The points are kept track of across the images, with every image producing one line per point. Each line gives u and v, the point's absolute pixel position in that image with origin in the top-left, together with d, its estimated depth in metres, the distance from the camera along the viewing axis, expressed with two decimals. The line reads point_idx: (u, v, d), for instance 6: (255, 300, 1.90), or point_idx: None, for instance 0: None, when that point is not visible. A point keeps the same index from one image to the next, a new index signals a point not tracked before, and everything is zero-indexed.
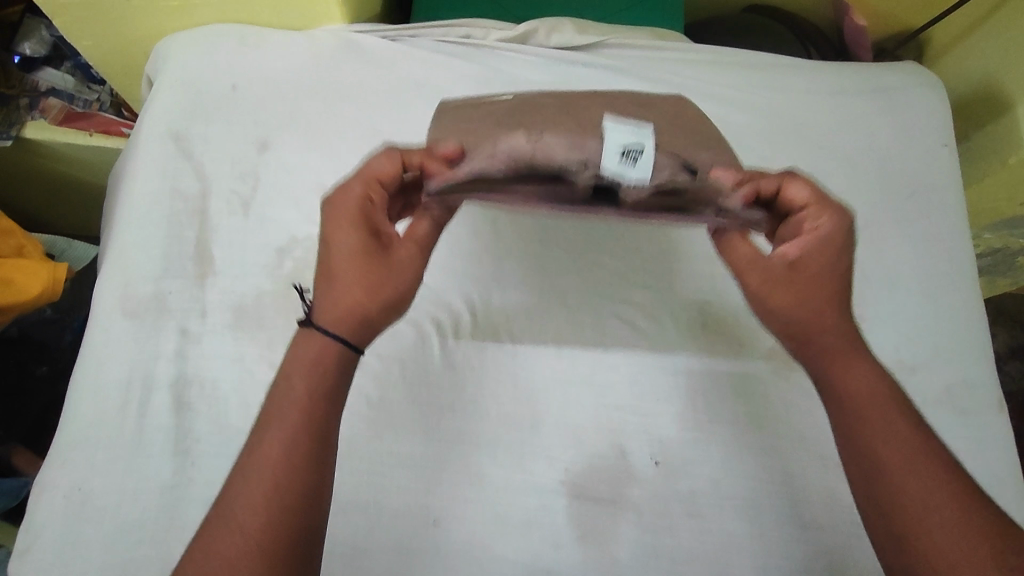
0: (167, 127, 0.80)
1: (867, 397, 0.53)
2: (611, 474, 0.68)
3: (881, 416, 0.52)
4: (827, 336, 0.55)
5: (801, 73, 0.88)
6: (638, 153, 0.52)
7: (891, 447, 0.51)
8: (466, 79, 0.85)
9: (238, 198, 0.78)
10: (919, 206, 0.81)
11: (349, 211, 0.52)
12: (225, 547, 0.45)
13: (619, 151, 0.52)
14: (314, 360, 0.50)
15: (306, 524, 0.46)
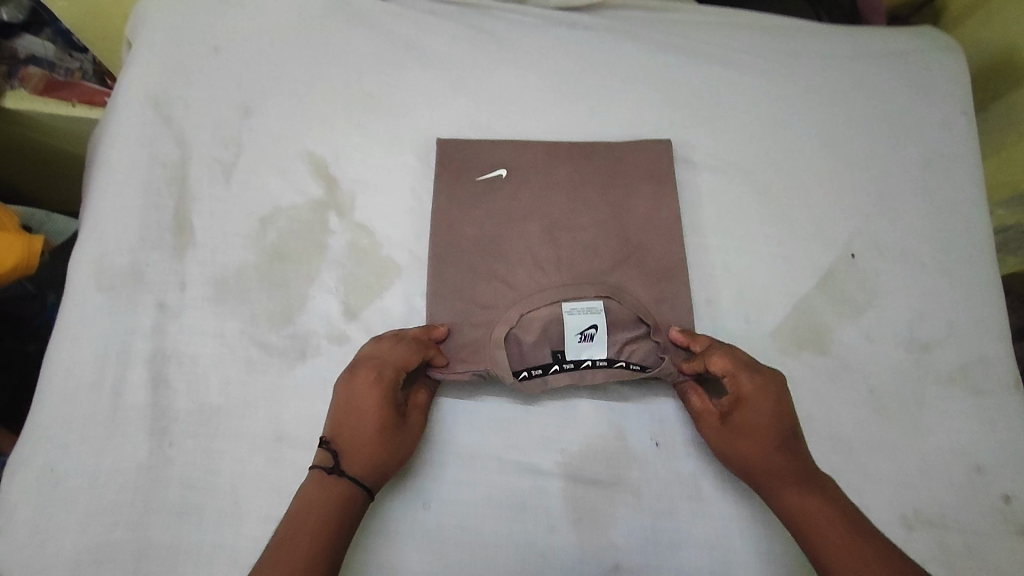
0: (144, 90, 0.76)
1: (821, 519, 0.54)
2: (609, 455, 0.65)
3: (835, 535, 0.52)
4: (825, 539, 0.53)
5: (814, 37, 0.84)
6: (593, 333, 0.65)
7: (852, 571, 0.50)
8: (460, 40, 0.80)
9: (220, 165, 0.73)
10: (935, 178, 0.77)
11: (368, 379, 0.59)
12: None
13: (578, 332, 0.65)
14: (331, 497, 0.53)
15: None
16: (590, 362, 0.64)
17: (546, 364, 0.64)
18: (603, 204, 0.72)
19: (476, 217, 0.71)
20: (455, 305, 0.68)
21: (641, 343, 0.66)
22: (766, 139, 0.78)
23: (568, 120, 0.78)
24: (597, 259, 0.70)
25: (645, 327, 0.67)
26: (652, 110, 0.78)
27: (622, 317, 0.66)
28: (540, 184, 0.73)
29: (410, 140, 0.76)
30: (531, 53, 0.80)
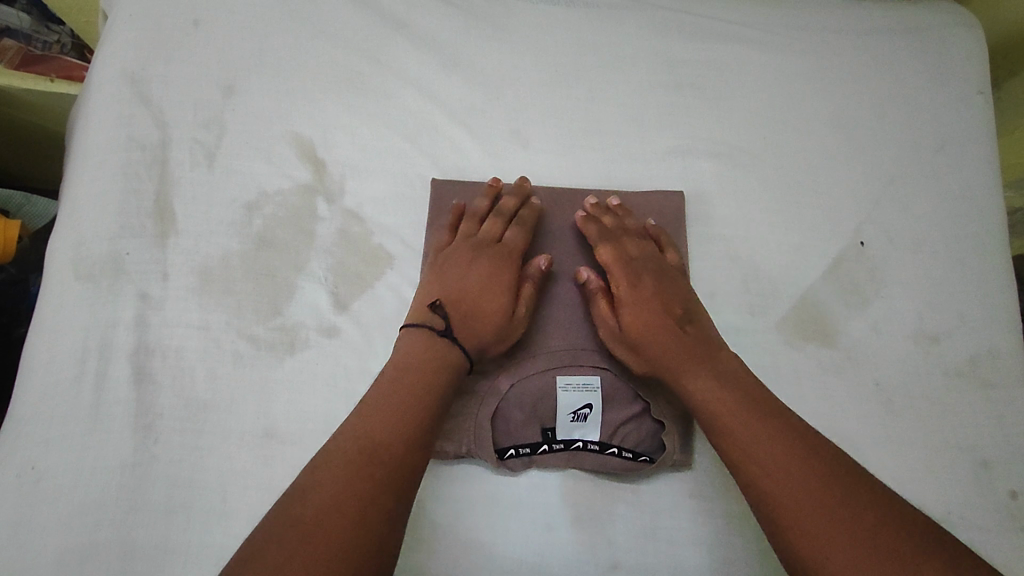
0: (120, 66, 0.71)
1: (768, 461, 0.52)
2: (604, 453, 0.62)
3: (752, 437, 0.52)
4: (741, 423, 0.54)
5: (826, 11, 0.80)
6: (587, 413, 0.62)
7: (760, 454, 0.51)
8: (454, 14, 0.76)
9: (202, 148, 0.69)
10: (948, 161, 0.74)
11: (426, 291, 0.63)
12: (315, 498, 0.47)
13: (571, 411, 0.62)
14: (389, 423, 0.52)
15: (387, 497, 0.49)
16: (582, 443, 0.62)
17: (536, 443, 0.62)
18: (606, 264, 0.68)
19: (474, 269, 0.65)
20: None
21: (636, 423, 0.63)
22: (775, 121, 0.75)
23: (568, 100, 0.74)
24: (597, 323, 0.66)
25: (642, 405, 0.64)
26: (656, 90, 0.75)
27: (619, 394, 0.63)
28: (539, 239, 0.69)
29: (401, 121, 0.72)
30: (529, 28, 0.76)
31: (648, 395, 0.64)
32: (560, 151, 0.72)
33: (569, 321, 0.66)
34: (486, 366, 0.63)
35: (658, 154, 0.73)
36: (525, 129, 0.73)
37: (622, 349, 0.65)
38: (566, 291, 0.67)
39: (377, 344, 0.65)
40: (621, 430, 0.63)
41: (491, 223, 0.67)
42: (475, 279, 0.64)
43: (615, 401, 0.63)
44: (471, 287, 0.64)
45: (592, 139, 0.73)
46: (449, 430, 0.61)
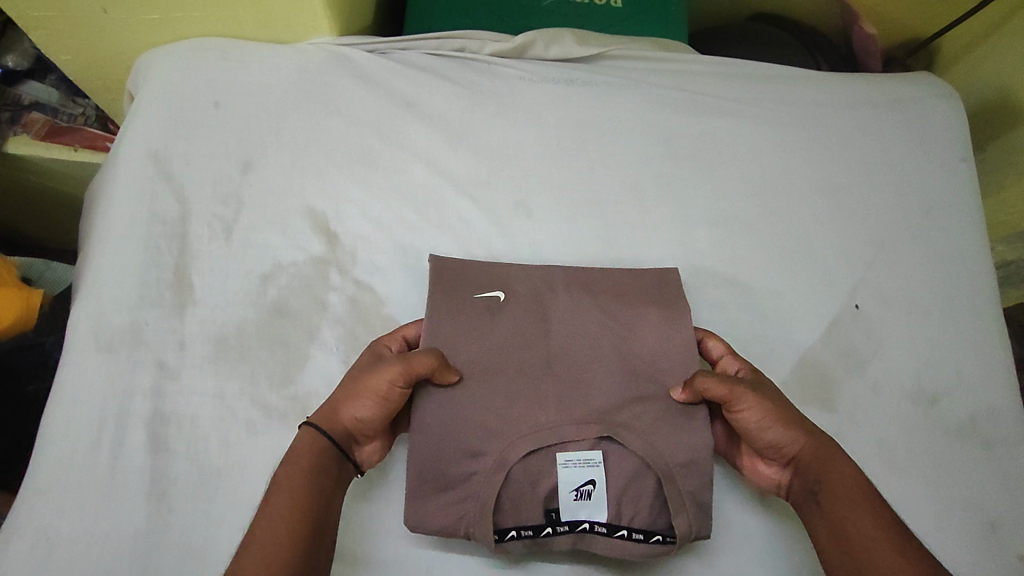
0: (146, 146, 0.76)
1: (844, 488, 0.57)
2: (614, 530, 0.60)
3: (841, 486, 0.57)
4: (829, 474, 0.58)
5: (811, 86, 0.84)
6: (590, 490, 0.60)
7: (837, 480, 0.57)
8: (459, 93, 0.80)
9: (220, 222, 0.73)
10: (936, 225, 0.77)
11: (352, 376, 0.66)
12: (333, 417, 0.60)
13: (572, 489, 0.60)
14: (292, 467, 0.56)
15: (323, 475, 0.57)
16: (587, 525, 0.60)
17: (540, 525, 0.60)
18: (609, 334, 0.67)
19: (324, 456, 0.58)
20: (433, 443, 0.61)
21: (646, 502, 0.61)
22: (766, 189, 0.78)
23: (568, 173, 0.78)
24: (601, 395, 0.63)
25: (653, 479, 0.61)
26: (652, 162, 0.79)
27: (624, 467, 0.60)
28: (538, 308, 0.68)
29: (410, 195, 0.76)
30: (531, 104, 0.81)
31: (658, 468, 0.60)
32: (563, 222, 0.76)
33: (572, 395, 0.63)
34: (487, 441, 0.60)
35: (655, 223, 0.76)
36: (529, 201, 0.76)
37: (632, 420, 0.62)
38: (569, 364, 0.65)
39: None
40: (632, 510, 0.60)
41: (361, 384, 0.60)
42: (339, 405, 0.60)
43: (624, 476, 0.61)
44: (309, 448, 0.58)
45: (591, 209, 0.76)
46: (451, 505, 0.60)
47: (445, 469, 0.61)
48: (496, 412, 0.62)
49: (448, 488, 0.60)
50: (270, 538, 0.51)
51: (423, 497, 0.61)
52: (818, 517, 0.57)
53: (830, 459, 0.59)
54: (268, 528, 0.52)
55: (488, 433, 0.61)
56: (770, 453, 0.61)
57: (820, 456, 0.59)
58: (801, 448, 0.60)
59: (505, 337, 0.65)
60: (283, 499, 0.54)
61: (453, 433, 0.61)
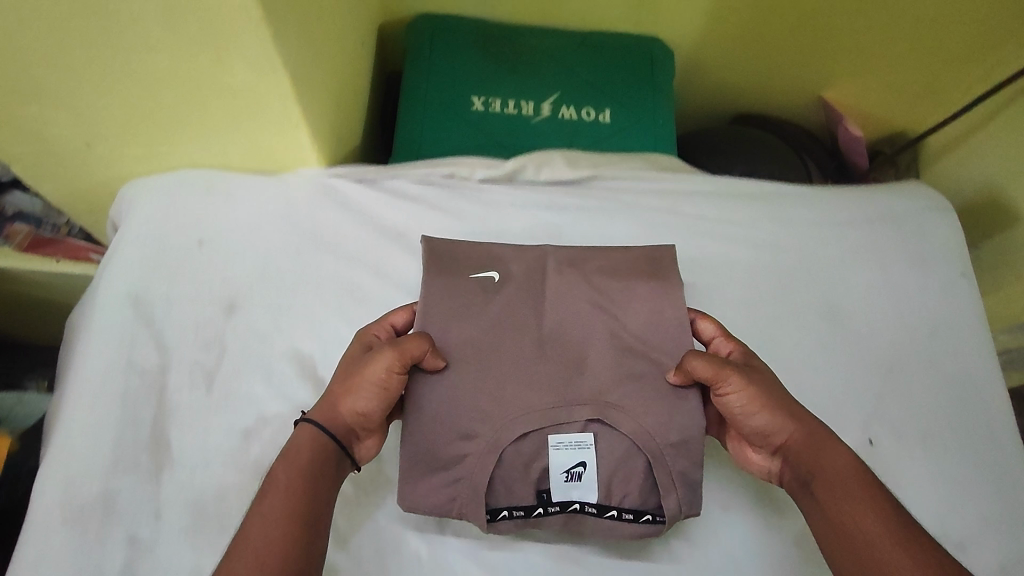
0: (124, 289, 0.73)
1: (838, 476, 0.55)
2: (603, 505, 0.60)
3: (836, 474, 0.56)
4: (820, 460, 0.57)
5: (805, 204, 0.83)
6: (581, 472, 0.60)
7: (833, 468, 0.56)
8: (450, 224, 0.79)
9: (201, 371, 0.69)
10: (942, 349, 0.76)
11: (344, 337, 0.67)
12: (328, 416, 0.59)
13: (565, 471, 0.60)
14: (289, 472, 0.54)
15: (320, 500, 0.54)
16: (579, 506, 0.60)
17: (531, 505, 0.60)
18: (602, 312, 0.66)
19: (325, 455, 0.57)
20: (424, 434, 0.61)
21: (637, 482, 0.60)
22: (768, 315, 0.76)
23: None
24: (593, 377, 0.62)
25: (646, 462, 0.60)
26: None
27: (615, 450, 0.60)
28: (533, 291, 0.67)
29: None
30: (523, 234, 0.79)
31: (650, 450, 0.60)
32: None
33: (564, 369, 0.63)
34: (478, 423, 0.60)
35: None
36: None
37: (628, 397, 0.62)
38: (561, 344, 0.64)
39: None
40: (625, 488, 0.60)
41: (356, 374, 0.60)
42: (333, 397, 0.60)
43: (616, 458, 0.60)
44: (307, 449, 0.56)
45: None
46: (439, 481, 0.60)
47: (439, 451, 0.60)
48: (488, 377, 0.62)
49: (439, 492, 0.60)
50: (262, 563, 0.49)
51: (415, 478, 0.60)
52: (812, 509, 0.56)
53: (823, 446, 0.57)
54: (259, 553, 0.49)
55: (479, 409, 0.60)
56: (763, 439, 0.60)
57: (813, 441, 0.58)
58: (793, 436, 0.59)
59: (498, 322, 0.65)
60: (277, 522, 0.51)
61: (448, 411, 0.61)
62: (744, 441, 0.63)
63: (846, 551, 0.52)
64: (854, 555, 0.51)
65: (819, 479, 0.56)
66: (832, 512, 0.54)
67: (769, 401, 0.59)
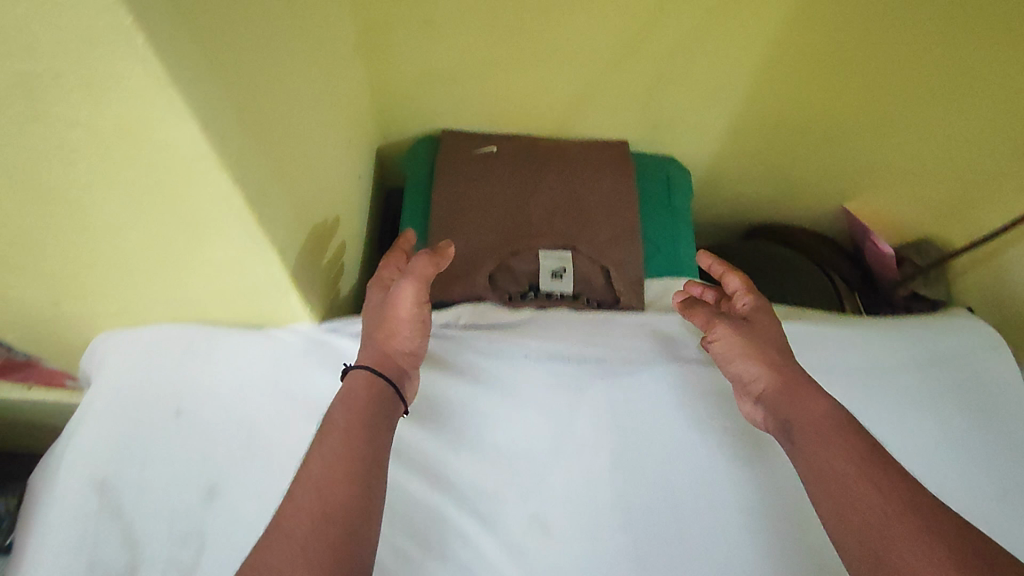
0: (90, 474, 0.64)
1: (815, 425, 0.57)
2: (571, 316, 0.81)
3: (828, 434, 0.56)
4: (803, 414, 0.58)
5: (856, 348, 0.79)
6: (562, 273, 0.84)
7: (820, 420, 0.57)
8: (465, 384, 0.71)
9: (178, 572, 0.61)
10: (1010, 513, 0.69)
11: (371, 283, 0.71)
12: (371, 363, 0.61)
13: (550, 272, 0.84)
14: (349, 407, 0.57)
15: (371, 448, 0.54)
16: (558, 295, 0.83)
17: (523, 294, 0.82)
18: (573, 159, 0.91)
19: (378, 395, 0.59)
20: (456, 261, 0.83)
21: (598, 281, 0.84)
22: None
23: (589, 479, 0.67)
24: (569, 219, 0.87)
25: (607, 270, 0.84)
26: (684, 459, 0.69)
27: (586, 274, 0.84)
28: (524, 159, 0.91)
29: (406, 519, 0.63)
30: (543, 389, 0.72)
31: (612, 264, 0.85)
32: (591, 543, 0.63)
33: (549, 228, 0.86)
34: (483, 252, 0.84)
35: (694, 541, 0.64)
36: (546, 514, 0.65)
37: (595, 234, 0.86)
38: (549, 191, 0.89)
39: None
40: (586, 292, 0.84)
41: (388, 314, 0.65)
42: (378, 339, 0.63)
43: (588, 263, 0.84)
44: (364, 391, 0.58)
45: (622, 525, 0.64)
46: (462, 279, 0.82)
47: (468, 256, 0.83)
48: (495, 233, 0.85)
49: (456, 269, 0.82)
50: (314, 492, 0.50)
51: (444, 283, 0.82)
52: (792, 452, 0.58)
53: (819, 401, 0.59)
54: (306, 488, 0.50)
55: (490, 247, 0.84)
56: (745, 388, 0.65)
57: (798, 388, 0.60)
58: (773, 378, 0.62)
59: (502, 189, 0.88)
60: (336, 445, 0.53)
61: (467, 254, 0.84)
62: (735, 392, 0.67)
63: (848, 529, 0.50)
64: (828, 492, 0.53)
65: (820, 453, 0.55)
66: (835, 496, 0.52)
67: (744, 344, 0.66)
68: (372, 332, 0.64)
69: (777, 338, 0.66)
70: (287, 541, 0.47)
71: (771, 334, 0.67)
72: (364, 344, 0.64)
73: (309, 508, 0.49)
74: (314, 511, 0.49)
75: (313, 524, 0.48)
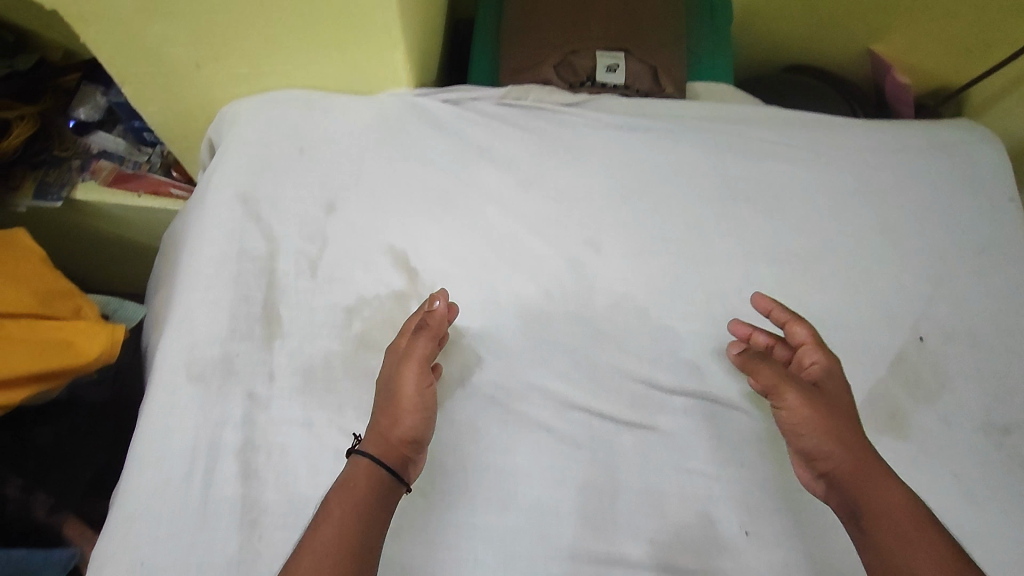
0: (234, 190, 0.80)
1: (891, 528, 0.55)
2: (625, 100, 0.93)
3: (880, 490, 0.57)
4: (836, 460, 0.60)
5: (864, 133, 0.87)
6: (615, 68, 0.92)
7: (884, 517, 0.56)
8: (530, 141, 0.84)
9: (306, 260, 0.77)
10: (992, 260, 0.80)
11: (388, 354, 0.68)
12: (379, 437, 0.61)
13: (605, 66, 0.93)
14: (360, 488, 0.57)
15: (383, 505, 0.58)
16: (611, 86, 0.93)
17: (582, 82, 0.93)
18: None
19: (379, 482, 0.58)
20: (524, 54, 0.93)
21: (647, 77, 0.93)
22: (825, 228, 0.80)
23: (632, 214, 0.80)
24: (625, 22, 0.92)
25: (655, 69, 0.93)
26: (712, 206, 0.81)
27: (636, 71, 0.93)
28: None
29: (485, 234, 0.79)
30: (596, 147, 0.84)
31: (659, 64, 0.93)
32: (632, 259, 0.78)
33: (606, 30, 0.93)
34: (546, 47, 0.92)
35: (717, 263, 0.78)
36: (597, 238, 0.79)
37: (647, 39, 0.93)
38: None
39: (467, 443, 0.68)
40: (635, 86, 0.94)
41: (394, 403, 0.63)
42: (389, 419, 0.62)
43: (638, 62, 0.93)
44: (368, 480, 0.58)
45: (658, 248, 0.79)
46: (530, 69, 0.93)
47: (535, 50, 0.93)
48: (557, 32, 0.92)
49: (526, 59, 0.93)
50: (338, 516, 0.55)
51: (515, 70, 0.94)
52: (848, 522, 0.58)
53: (889, 500, 0.57)
54: (339, 502, 0.56)
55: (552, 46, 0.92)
56: (810, 462, 0.62)
57: (866, 479, 0.58)
58: (843, 467, 0.59)
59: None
60: (352, 493, 0.57)
61: (533, 48, 0.93)
62: (795, 459, 0.65)
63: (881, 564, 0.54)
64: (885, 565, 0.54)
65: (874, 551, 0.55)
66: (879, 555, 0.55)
67: (819, 422, 0.61)
68: (384, 404, 0.64)
69: (835, 394, 0.64)
70: (317, 540, 0.53)
71: (841, 425, 0.61)
72: (376, 414, 0.63)
73: (321, 555, 0.52)
74: (331, 553, 0.53)
75: (333, 553, 0.53)
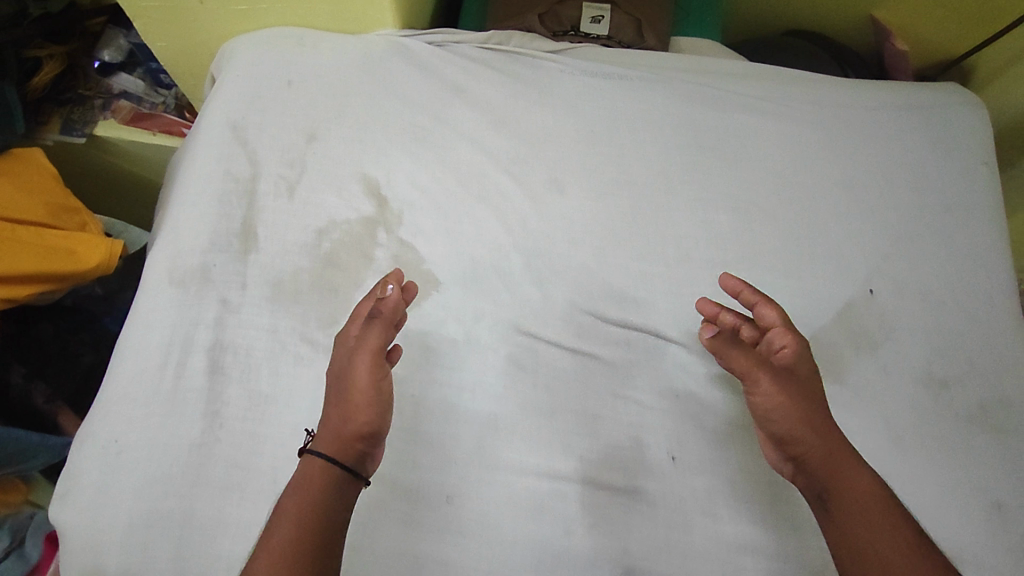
0: (224, 116, 0.85)
1: (862, 510, 0.57)
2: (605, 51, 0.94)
3: (852, 478, 0.59)
4: (809, 445, 0.61)
5: (844, 90, 0.88)
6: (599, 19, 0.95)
7: (858, 502, 0.58)
8: (508, 83, 0.87)
9: (285, 182, 0.81)
10: (954, 220, 0.81)
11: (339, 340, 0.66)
12: (336, 434, 0.60)
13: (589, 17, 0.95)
14: (312, 490, 0.57)
15: (342, 504, 0.58)
16: (594, 36, 0.95)
17: (565, 32, 0.95)
18: None
19: (336, 485, 0.58)
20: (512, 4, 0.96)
21: (631, 28, 0.95)
22: (790, 181, 0.82)
23: (599, 157, 0.83)
24: None
25: (639, 20, 0.95)
26: (678, 153, 0.83)
27: (620, 22, 0.95)
28: None
29: (455, 169, 0.82)
30: (572, 92, 0.87)
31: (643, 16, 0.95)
32: (594, 198, 0.81)
33: None
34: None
35: (677, 208, 0.80)
36: (563, 178, 0.82)
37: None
38: None
39: (419, 357, 0.72)
40: (618, 37, 0.95)
41: (348, 398, 0.61)
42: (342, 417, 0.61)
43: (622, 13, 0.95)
44: (323, 479, 0.57)
45: (621, 190, 0.81)
46: (517, 18, 0.96)
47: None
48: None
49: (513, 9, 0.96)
50: (293, 518, 0.55)
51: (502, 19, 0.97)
52: (818, 511, 0.60)
53: (857, 482, 0.59)
54: (294, 503, 0.56)
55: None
56: (780, 445, 0.63)
57: (836, 464, 0.60)
58: (812, 453, 0.60)
59: None
60: (307, 492, 0.56)
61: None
62: (765, 441, 0.66)
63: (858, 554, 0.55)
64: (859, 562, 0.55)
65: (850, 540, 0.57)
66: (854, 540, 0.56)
67: (792, 404, 0.62)
68: (335, 399, 0.62)
69: (804, 377, 0.64)
70: (273, 542, 0.54)
71: (811, 411, 0.62)
72: (328, 408, 0.62)
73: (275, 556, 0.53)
74: (282, 552, 0.53)
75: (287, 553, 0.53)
